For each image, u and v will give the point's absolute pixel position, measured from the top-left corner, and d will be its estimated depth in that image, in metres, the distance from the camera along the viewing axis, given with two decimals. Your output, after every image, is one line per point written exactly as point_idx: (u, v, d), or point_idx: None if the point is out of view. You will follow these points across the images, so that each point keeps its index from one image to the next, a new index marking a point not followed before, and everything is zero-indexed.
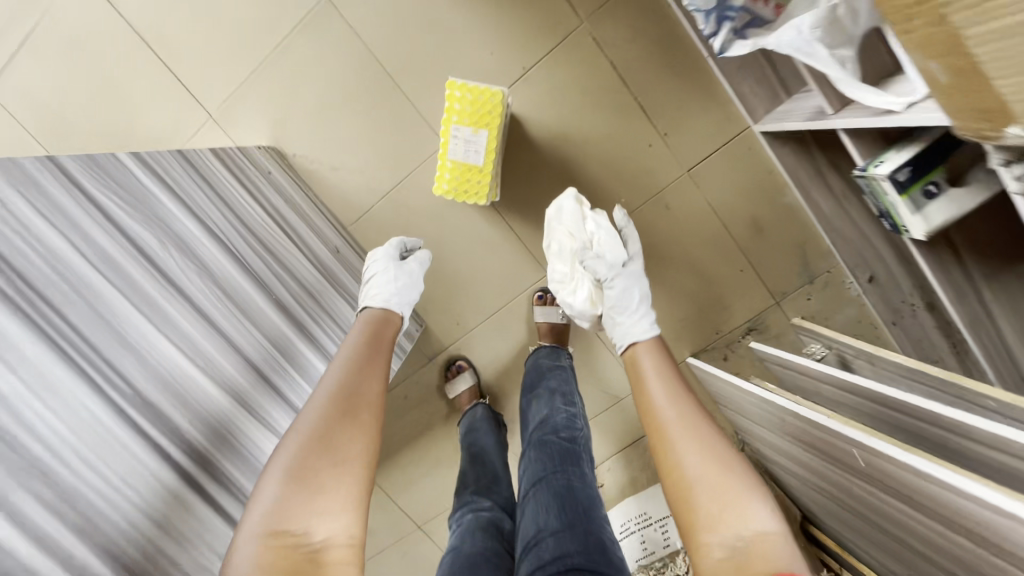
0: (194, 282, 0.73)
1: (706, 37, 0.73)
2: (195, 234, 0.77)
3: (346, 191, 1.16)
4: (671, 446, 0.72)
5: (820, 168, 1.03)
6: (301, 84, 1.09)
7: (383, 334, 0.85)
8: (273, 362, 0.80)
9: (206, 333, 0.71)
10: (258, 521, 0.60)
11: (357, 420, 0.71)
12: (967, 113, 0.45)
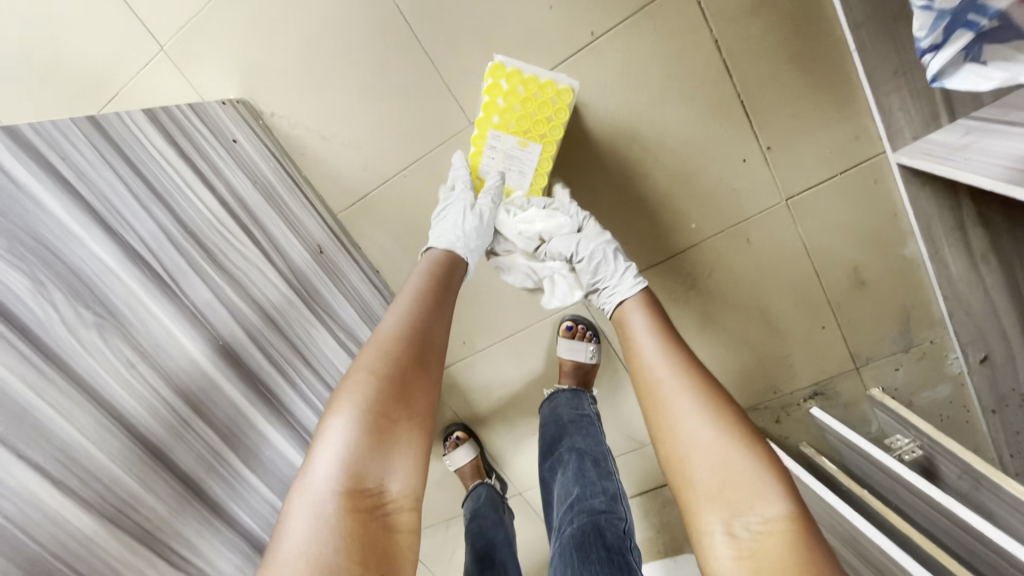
0: (96, 350, 0.49)
1: (919, 51, 0.45)
2: (105, 265, 0.52)
3: (337, 169, 0.89)
4: (668, 415, 0.57)
5: (966, 223, 0.77)
6: (282, 20, 0.79)
7: (451, 275, 0.71)
8: (217, 451, 0.57)
9: (110, 433, 0.48)
10: (322, 467, 0.47)
11: (428, 358, 0.58)
12: None
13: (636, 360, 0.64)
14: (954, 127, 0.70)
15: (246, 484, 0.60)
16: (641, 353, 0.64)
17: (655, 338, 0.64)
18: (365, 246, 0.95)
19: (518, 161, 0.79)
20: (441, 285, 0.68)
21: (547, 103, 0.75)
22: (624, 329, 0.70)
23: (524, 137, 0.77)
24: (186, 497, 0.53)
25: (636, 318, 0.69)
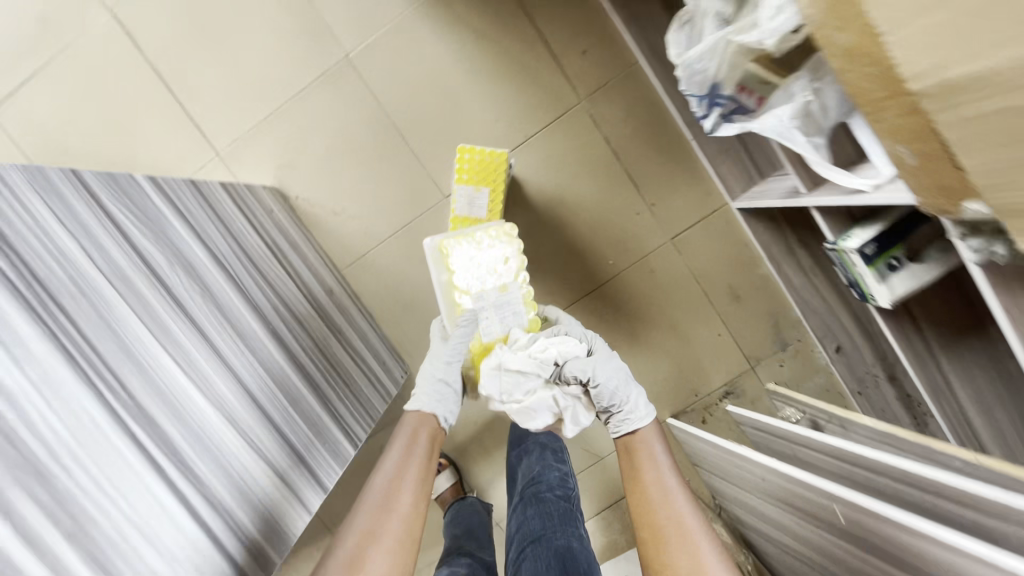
0: (201, 306, 0.71)
1: (698, 117, 0.84)
2: (204, 261, 0.76)
3: (344, 234, 1.18)
4: (667, 547, 0.73)
5: (790, 243, 1.13)
6: (312, 133, 1.14)
7: (427, 441, 0.86)
8: (276, 397, 0.75)
9: (212, 359, 0.68)
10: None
11: (408, 523, 0.74)
12: (930, 191, 0.54)
13: (642, 486, 0.80)
14: (762, 181, 1.09)
15: (302, 429, 0.77)
16: (651, 481, 0.81)
17: (672, 472, 0.82)
18: (362, 294, 1.20)
19: (505, 306, 0.93)
20: (422, 447, 0.84)
21: (504, 245, 0.94)
22: (638, 454, 0.86)
23: (502, 282, 0.93)
24: (266, 420, 0.71)
25: (658, 447, 0.86)
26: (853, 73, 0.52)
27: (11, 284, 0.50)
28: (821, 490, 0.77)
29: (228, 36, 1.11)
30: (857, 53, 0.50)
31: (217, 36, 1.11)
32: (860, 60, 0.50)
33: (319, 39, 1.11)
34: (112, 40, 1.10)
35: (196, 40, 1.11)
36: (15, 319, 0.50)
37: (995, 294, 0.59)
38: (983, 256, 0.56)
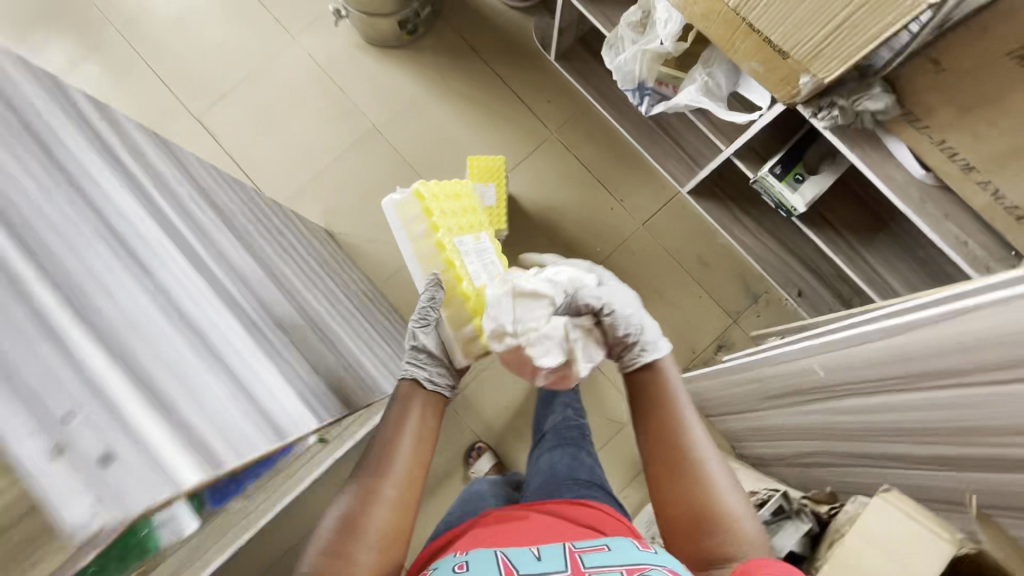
0: (289, 255, 0.94)
1: (636, 105, 1.20)
2: (288, 240, 1.02)
3: (380, 257, 1.45)
4: (679, 480, 0.70)
5: (736, 212, 1.43)
6: (351, 183, 1.47)
7: (416, 407, 0.80)
8: (342, 324, 0.94)
9: (301, 282, 0.89)
10: (304, 565, 0.64)
11: (404, 484, 0.71)
12: (779, 85, 0.82)
13: (656, 422, 0.75)
14: (701, 167, 1.39)
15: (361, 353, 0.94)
16: (669, 418, 0.75)
17: (691, 409, 0.76)
18: (398, 303, 1.43)
19: (481, 253, 1.03)
20: (415, 412, 0.79)
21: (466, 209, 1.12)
22: (649, 391, 0.79)
23: (475, 234, 1.07)
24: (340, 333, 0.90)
25: (673, 379, 0.80)
26: (712, 27, 0.83)
27: (192, 186, 0.75)
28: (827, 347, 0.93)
29: (285, 123, 1.48)
30: (708, 13, 0.82)
31: (277, 124, 1.48)
32: (712, 17, 0.82)
33: (353, 116, 1.49)
34: (198, 136, 1.47)
35: (261, 127, 1.48)
36: (203, 203, 0.74)
37: (850, 150, 0.89)
38: (829, 121, 0.85)
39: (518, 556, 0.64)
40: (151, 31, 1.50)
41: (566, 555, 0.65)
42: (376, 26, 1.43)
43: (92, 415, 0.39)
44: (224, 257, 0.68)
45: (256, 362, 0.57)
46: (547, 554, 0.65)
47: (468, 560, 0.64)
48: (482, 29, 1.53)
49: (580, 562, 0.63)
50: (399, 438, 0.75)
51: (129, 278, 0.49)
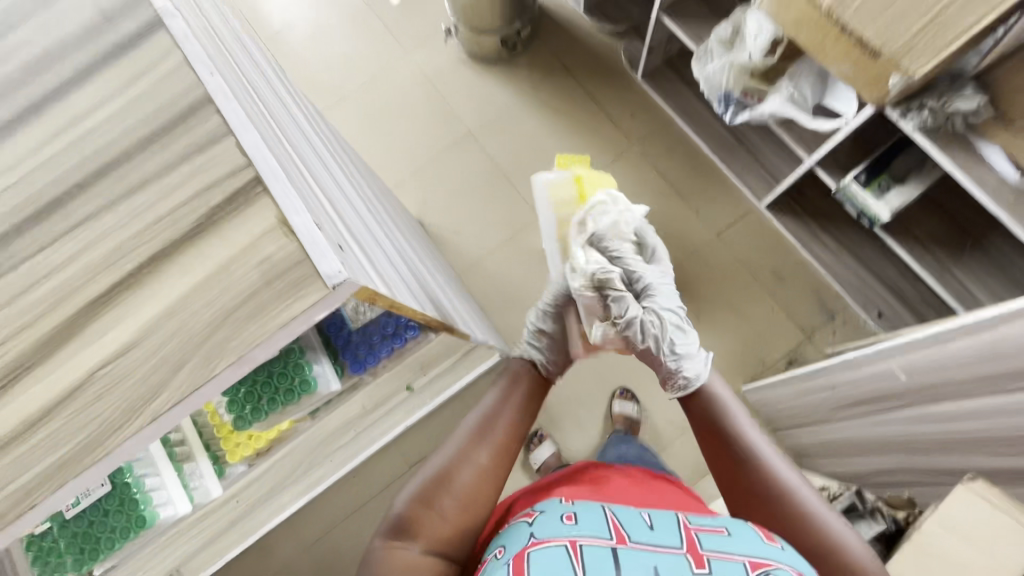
0: (395, 215, 0.96)
1: (720, 113, 1.27)
2: (396, 212, 1.05)
3: (462, 247, 1.57)
4: (753, 504, 0.62)
5: (814, 229, 1.43)
6: (443, 180, 1.62)
7: (530, 381, 0.78)
8: (435, 276, 0.90)
9: (402, 230, 0.89)
10: (396, 506, 0.63)
11: (499, 454, 0.68)
12: (869, 86, 0.87)
13: (715, 444, 0.67)
14: (780, 182, 1.42)
15: (454, 302, 0.89)
16: (727, 437, 0.67)
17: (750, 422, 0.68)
18: (476, 291, 1.53)
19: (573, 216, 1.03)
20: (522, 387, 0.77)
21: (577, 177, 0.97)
22: (701, 412, 0.71)
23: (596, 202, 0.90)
24: (436, 281, 0.88)
25: (722, 394, 0.71)
26: (803, 33, 0.90)
27: (321, 127, 0.80)
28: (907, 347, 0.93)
29: (392, 124, 1.67)
30: (799, 21, 0.89)
31: (385, 125, 1.67)
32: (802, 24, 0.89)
33: (450, 121, 1.66)
34: None
35: (370, 128, 1.67)
36: (327, 137, 0.78)
37: (939, 152, 0.90)
38: (919, 122, 0.88)
39: (628, 521, 0.54)
40: (288, 44, 1.75)
41: (680, 529, 0.53)
42: (480, 43, 1.60)
43: (327, 222, 0.38)
44: (341, 168, 0.69)
45: (384, 249, 0.58)
46: (660, 525, 0.54)
47: (577, 511, 0.55)
48: (575, 51, 1.67)
49: (696, 542, 0.51)
50: (502, 410, 0.73)
51: (265, 103, 0.48)
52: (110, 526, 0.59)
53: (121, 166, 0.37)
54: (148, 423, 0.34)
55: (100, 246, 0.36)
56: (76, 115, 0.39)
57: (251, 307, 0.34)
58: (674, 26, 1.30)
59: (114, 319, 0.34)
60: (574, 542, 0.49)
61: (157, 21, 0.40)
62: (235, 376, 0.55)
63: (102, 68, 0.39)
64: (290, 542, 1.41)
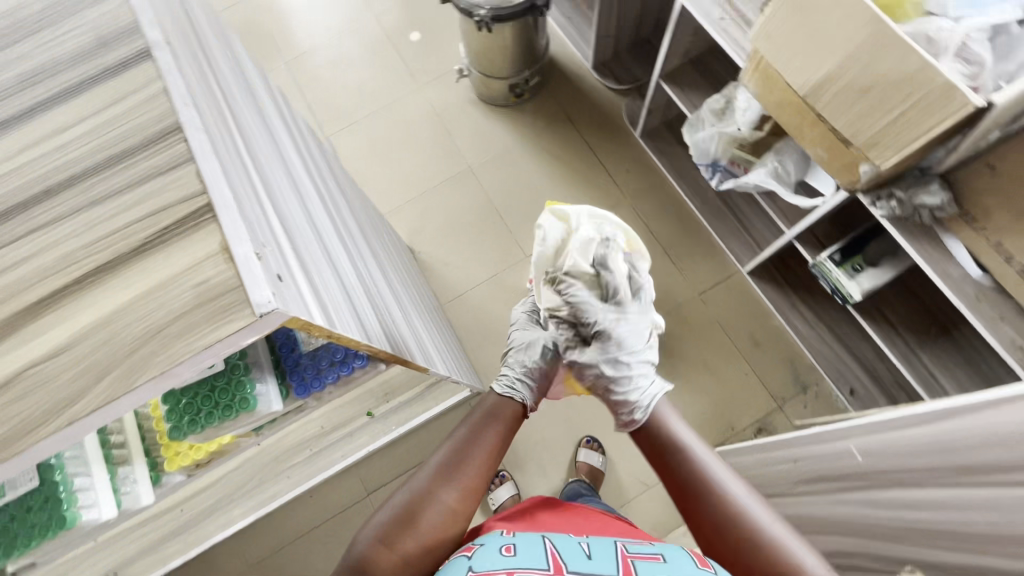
0: (375, 238, 0.98)
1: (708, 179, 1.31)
2: (379, 234, 1.08)
3: (448, 278, 1.59)
4: (697, 520, 0.65)
5: (794, 299, 1.45)
6: (438, 211, 1.66)
7: (506, 416, 0.73)
8: (405, 304, 0.92)
9: (378, 255, 0.91)
10: (355, 545, 0.59)
11: (468, 495, 0.64)
12: (842, 172, 0.91)
13: (661, 465, 0.71)
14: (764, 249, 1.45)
15: (420, 333, 0.91)
16: (669, 459, 0.70)
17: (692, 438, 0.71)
18: (456, 323, 1.55)
19: None
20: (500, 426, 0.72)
21: None
22: (648, 436, 0.74)
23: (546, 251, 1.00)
24: (406, 311, 0.89)
25: (665, 416, 0.75)
26: (785, 115, 0.94)
27: (310, 148, 0.83)
28: (864, 428, 0.93)
29: (396, 152, 1.72)
30: (781, 103, 0.93)
31: (389, 153, 1.72)
32: (785, 107, 0.93)
33: (453, 156, 1.71)
34: None
35: (375, 154, 1.73)
36: (314, 158, 0.81)
37: (906, 241, 0.93)
38: (887, 210, 0.92)
39: (566, 551, 0.56)
40: (309, 67, 1.83)
41: (617, 556, 0.56)
42: (490, 86, 1.67)
43: (272, 252, 0.40)
44: (320, 192, 0.72)
45: (345, 276, 0.60)
46: (597, 553, 0.57)
47: (516, 543, 0.56)
48: (580, 103, 1.73)
49: (633, 568, 0.54)
50: (474, 444, 0.68)
51: (241, 131, 0.51)
52: (32, 524, 0.55)
53: (86, 179, 0.39)
54: (64, 426, 0.35)
55: (50, 252, 0.38)
56: (56, 127, 0.41)
57: (181, 326, 0.36)
58: (672, 92, 1.36)
59: (51, 322, 0.36)
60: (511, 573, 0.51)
61: (145, 50, 0.43)
62: (177, 385, 0.57)
63: (87, 87, 0.42)
64: (235, 557, 1.38)
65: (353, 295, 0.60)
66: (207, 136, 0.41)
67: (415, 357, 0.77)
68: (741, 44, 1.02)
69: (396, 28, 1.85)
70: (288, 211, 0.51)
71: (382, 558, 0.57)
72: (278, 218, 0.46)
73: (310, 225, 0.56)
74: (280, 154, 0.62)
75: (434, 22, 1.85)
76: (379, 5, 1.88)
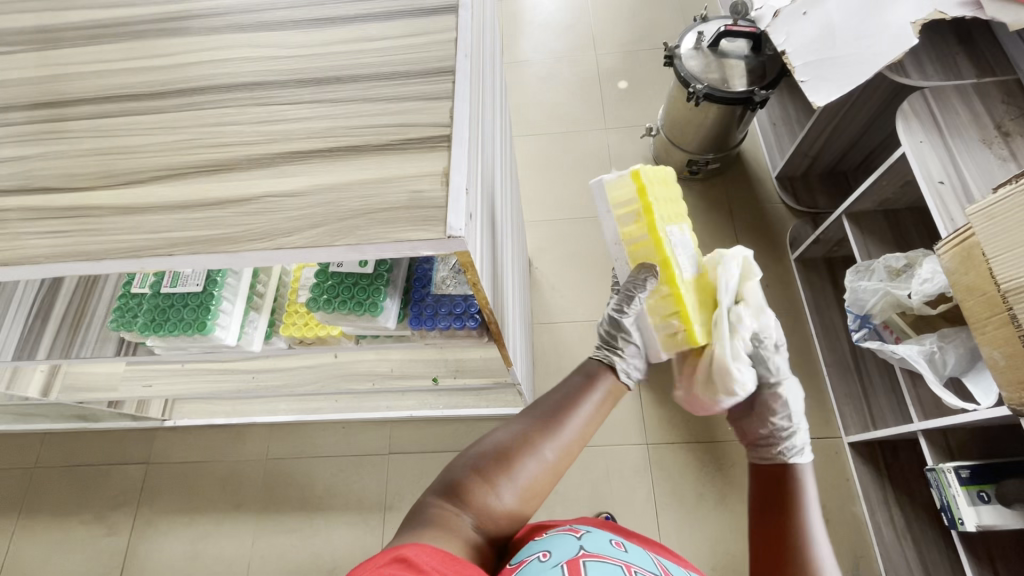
0: (516, 232, 1.04)
1: (851, 330, 1.23)
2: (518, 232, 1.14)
3: (549, 302, 1.63)
4: None
5: (888, 496, 1.28)
6: (569, 240, 1.71)
7: (604, 394, 0.74)
8: (515, 299, 0.96)
9: (513, 246, 0.97)
10: (452, 469, 0.63)
11: (563, 452, 0.66)
12: (1013, 385, 0.82)
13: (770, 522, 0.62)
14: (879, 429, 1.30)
15: (515, 330, 0.94)
16: (786, 517, 0.61)
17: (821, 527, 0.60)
18: (537, 345, 1.58)
19: None
20: (601, 395, 0.73)
21: None
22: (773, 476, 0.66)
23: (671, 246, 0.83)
24: (513, 306, 0.94)
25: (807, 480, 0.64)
26: (972, 300, 0.87)
27: (506, 133, 0.91)
28: None
29: (557, 174, 1.82)
30: (972, 289, 0.86)
31: (551, 172, 1.82)
32: (977, 293, 0.85)
33: None
34: None
35: (538, 168, 1.84)
36: (506, 141, 0.89)
37: None
38: None
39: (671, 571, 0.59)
40: (520, 75, 2.01)
41: None
42: (670, 153, 1.71)
43: (473, 195, 0.45)
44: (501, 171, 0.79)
45: (495, 247, 0.65)
46: None
47: (622, 543, 0.60)
48: (748, 204, 1.70)
49: None
50: (574, 405, 0.70)
51: (483, 95, 0.58)
52: (181, 317, 0.66)
53: (367, 81, 0.48)
54: (269, 247, 0.43)
55: (321, 122, 0.46)
56: (365, 35, 0.51)
57: (385, 217, 0.42)
58: (850, 231, 1.30)
59: (298, 172, 0.44)
60: (628, 566, 0.54)
61: (453, 7, 0.52)
62: (329, 268, 0.66)
63: (400, 16, 0.51)
64: (260, 445, 1.49)
65: (494, 267, 0.65)
66: (468, 88, 0.48)
67: (507, 342, 0.81)
68: (952, 214, 0.96)
69: (609, 73, 1.97)
70: (487, 174, 0.58)
71: (475, 488, 0.60)
72: (481, 174, 0.52)
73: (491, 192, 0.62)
74: (493, 126, 0.69)
75: (646, 80, 1.94)
76: (603, 48, 2.01)
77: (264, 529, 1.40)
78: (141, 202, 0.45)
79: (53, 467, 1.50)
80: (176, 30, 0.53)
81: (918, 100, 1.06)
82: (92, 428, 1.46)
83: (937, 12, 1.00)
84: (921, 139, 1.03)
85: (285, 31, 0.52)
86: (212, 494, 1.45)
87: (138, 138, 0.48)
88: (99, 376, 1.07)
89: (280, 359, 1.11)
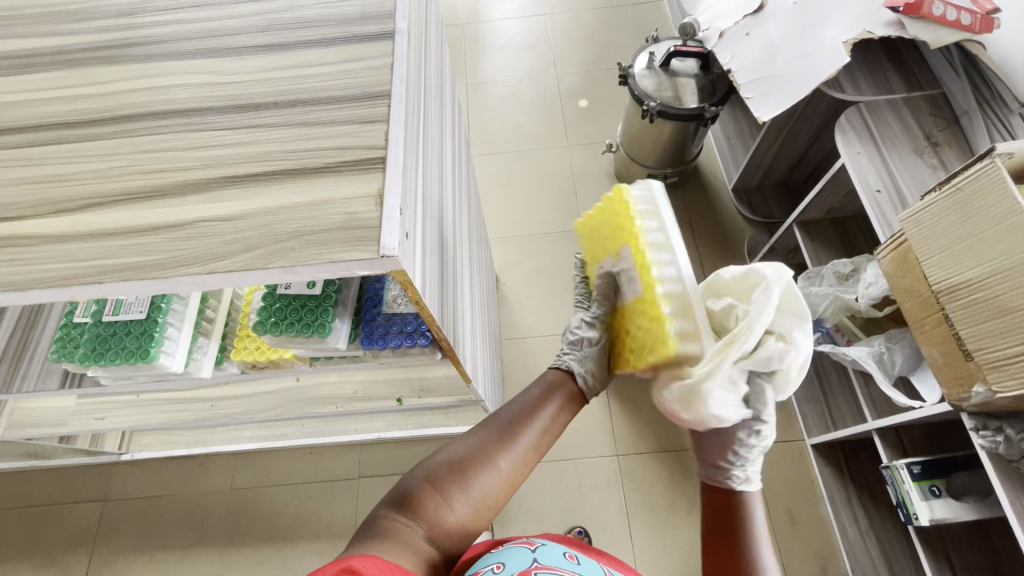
0: (476, 250, 1.05)
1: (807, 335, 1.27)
2: (480, 248, 1.15)
3: (518, 318, 1.64)
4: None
5: (851, 496, 1.31)
6: (536, 255, 1.74)
7: (562, 405, 0.75)
8: (476, 314, 0.97)
9: (473, 261, 0.97)
10: (406, 481, 0.62)
11: (519, 462, 0.66)
12: (951, 382, 0.85)
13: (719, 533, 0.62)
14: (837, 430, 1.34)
15: (477, 345, 0.95)
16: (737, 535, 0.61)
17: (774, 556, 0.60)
18: (507, 361, 1.58)
19: None
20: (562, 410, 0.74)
21: None
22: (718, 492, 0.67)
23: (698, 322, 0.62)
24: (474, 322, 0.95)
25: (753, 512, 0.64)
26: (911, 303, 0.91)
27: (460, 150, 0.92)
28: None
29: (522, 190, 1.85)
30: (910, 290, 0.90)
31: (516, 189, 1.85)
32: (913, 296, 0.90)
33: (570, 214, 1.79)
34: None
35: (503, 185, 1.86)
36: (460, 159, 0.90)
37: (1004, 485, 0.82)
38: (989, 443, 0.82)
39: None
40: (483, 95, 2.04)
41: None
42: (630, 168, 1.75)
43: (409, 214, 0.46)
44: (453, 189, 0.79)
45: (445, 264, 0.66)
46: None
47: (579, 555, 0.60)
48: (707, 215, 1.75)
49: None
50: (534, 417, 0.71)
51: (424, 116, 0.59)
52: (123, 345, 0.65)
53: (304, 106, 0.49)
54: (203, 271, 0.43)
55: (258, 146, 0.47)
56: (303, 61, 0.52)
57: (320, 238, 0.43)
58: (802, 240, 1.35)
59: (233, 196, 0.45)
60: None
61: (390, 33, 0.53)
62: (278, 290, 0.66)
63: (339, 43, 0.53)
64: (224, 475, 1.45)
65: (445, 286, 0.66)
66: (404, 108, 0.49)
67: (466, 359, 0.81)
68: (890, 221, 1.01)
69: (570, 92, 2.02)
70: (430, 193, 0.59)
71: (429, 502, 0.60)
72: (422, 193, 0.53)
73: (438, 210, 0.63)
74: (441, 145, 0.70)
75: (605, 98, 1.99)
76: (564, 68, 2.07)
77: (229, 563, 1.35)
78: (72, 230, 0.45)
79: (2, 509, 1.42)
80: (113, 58, 0.53)
81: (853, 113, 1.12)
82: (44, 466, 1.40)
83: (865, 32, 1.07)
84: (858, 150, 1.08)
85: (223, 58, 0.53)
86: (173, 529, 1.40)
87: (70, 166, 0.47)
88: (49, 410, 1.03)
89: (240, 385, 1.09)
